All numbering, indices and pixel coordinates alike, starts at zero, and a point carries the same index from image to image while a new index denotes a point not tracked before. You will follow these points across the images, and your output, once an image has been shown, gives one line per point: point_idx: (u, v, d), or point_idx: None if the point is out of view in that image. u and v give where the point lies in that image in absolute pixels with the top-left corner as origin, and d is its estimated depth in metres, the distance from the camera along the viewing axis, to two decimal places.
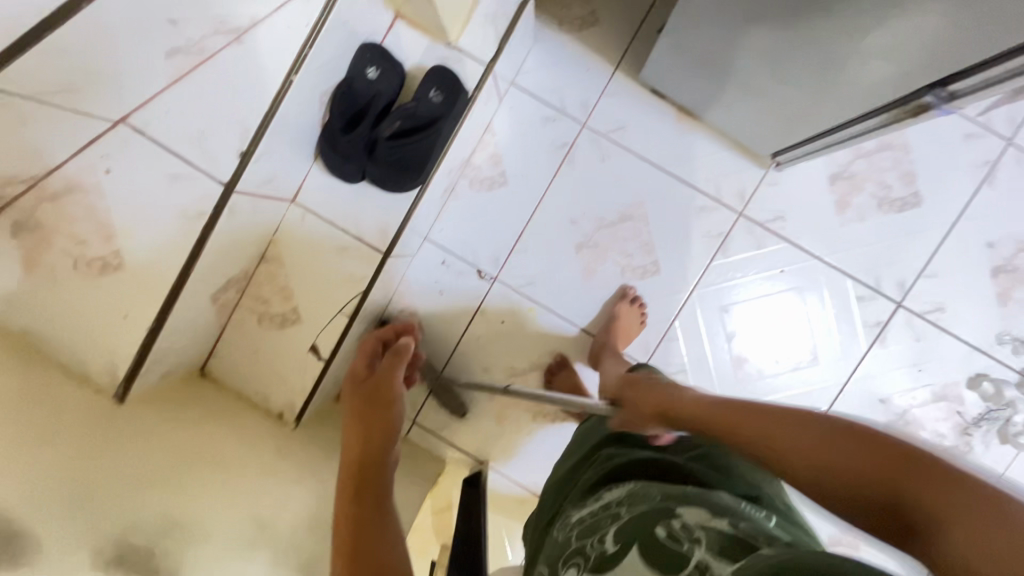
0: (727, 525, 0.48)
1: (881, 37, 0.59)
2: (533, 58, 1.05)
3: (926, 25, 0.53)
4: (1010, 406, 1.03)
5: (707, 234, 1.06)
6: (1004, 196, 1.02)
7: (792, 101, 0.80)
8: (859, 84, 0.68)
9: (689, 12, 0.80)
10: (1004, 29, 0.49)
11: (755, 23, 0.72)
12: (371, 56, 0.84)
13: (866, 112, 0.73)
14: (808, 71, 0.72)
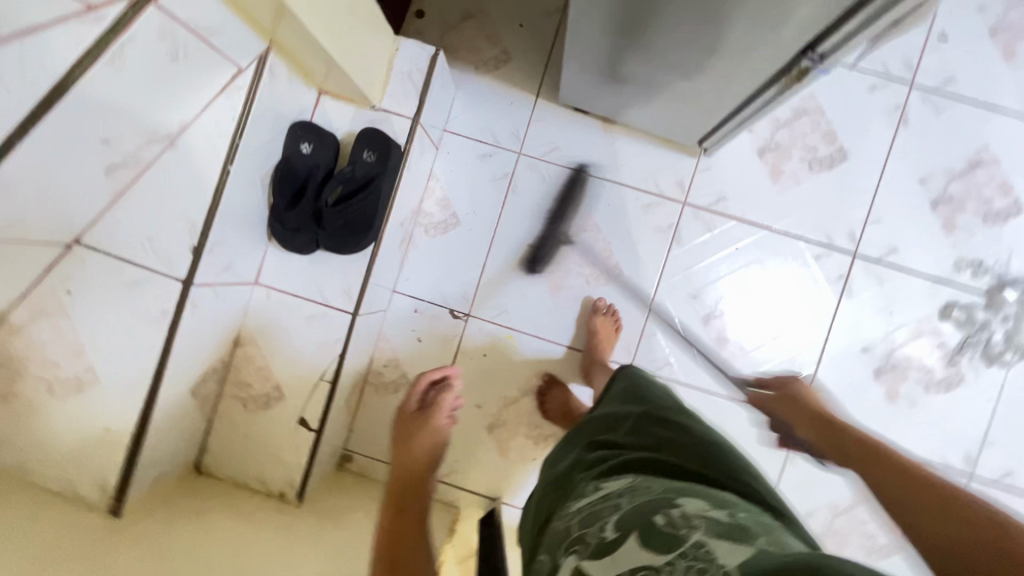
0: (725, 517, 0.51)
1: (744, 28, 0.65)
2: (458, 104, 1.12)
3: (777, 9, 0.59)
4: (985, 327, 1.06)
5: (658, 228, 1.10)
6: (922, 133, 1.07)
7: (694, 92, 0.86)
8: (743, 66, 0.74)
9: (575, 45, 0.87)
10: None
11: (633, 46, 0.78)
12: (302, 133, 0.88)
13: (760, 86, 0.79)
14: (695, 68, 0.78)
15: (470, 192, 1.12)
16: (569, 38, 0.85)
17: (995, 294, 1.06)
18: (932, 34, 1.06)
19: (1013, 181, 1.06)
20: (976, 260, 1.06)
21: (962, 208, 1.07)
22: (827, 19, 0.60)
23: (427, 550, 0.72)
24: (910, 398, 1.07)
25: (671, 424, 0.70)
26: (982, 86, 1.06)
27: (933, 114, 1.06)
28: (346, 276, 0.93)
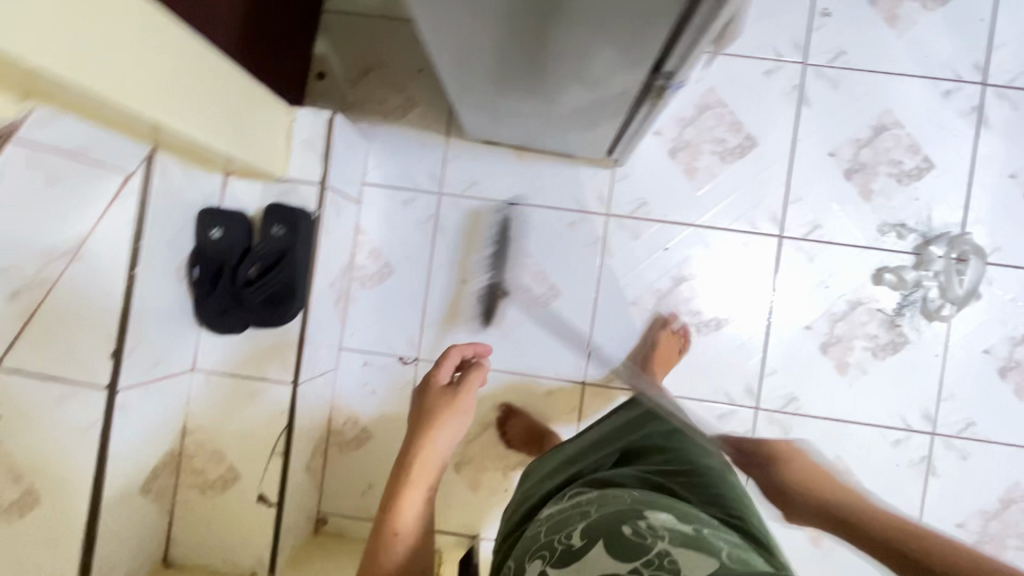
0: (688, 530, 0.57)
1: (584, 70, 0.66)
2: (373, 155, 1.13)
3: (602, 52, 0.60)
4: (919, 286, 1.07)
5: (587, 242, 1.12)
6: (823, 108, 1.09)
7: (575, 116, 0.88)
8: (607, 92, 0.75)
9: (453, 92, 0.88)
10: (647, 39, 0.56)
11: (500, 87, 0.79)
12: (210, 220, 0.89)
13: (631, 104, 0.80)
14: (563, 99, 0.79)
15: (400, 239, 1.13)
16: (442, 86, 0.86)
17: (923, 252, 1.07)
18: (814, 12, 1.08)
19: (919, 140, 1.08)
20: (899, 222, 1.08)
21: (875, 174, 1.08)
22: (656, 56, 0.62)
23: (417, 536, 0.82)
24: (860, 366, 1.09)
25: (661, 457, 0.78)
26: (872, 54, 1.08)
27: (831, 88, 1.09)
28: (280, 348, 0.94)
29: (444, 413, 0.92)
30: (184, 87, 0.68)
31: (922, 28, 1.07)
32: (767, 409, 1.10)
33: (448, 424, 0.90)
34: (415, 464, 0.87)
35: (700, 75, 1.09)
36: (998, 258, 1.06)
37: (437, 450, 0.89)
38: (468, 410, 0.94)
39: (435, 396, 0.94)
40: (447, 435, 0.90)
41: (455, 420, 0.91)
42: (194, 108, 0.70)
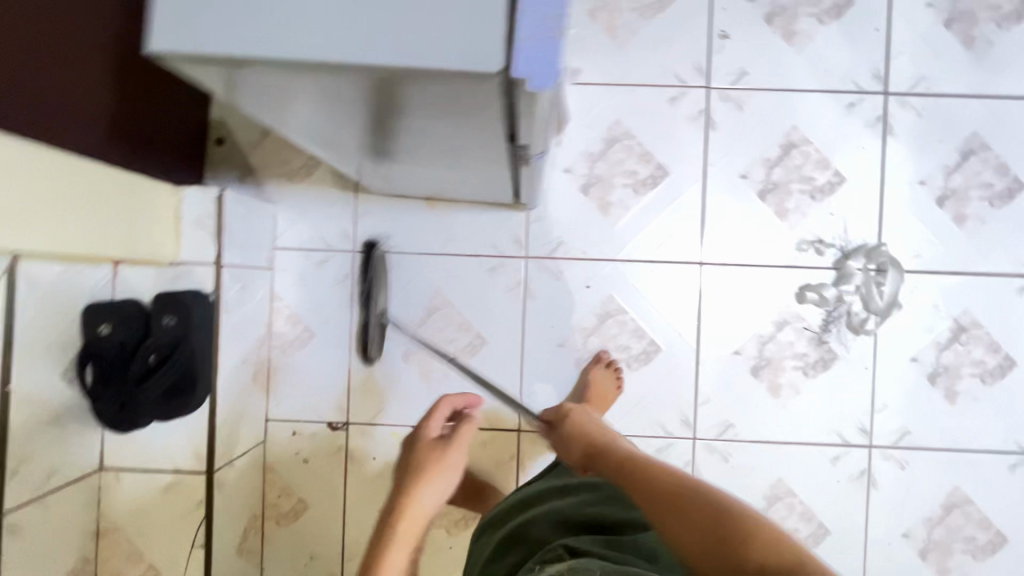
0: None
1: (438, 136, 0.64)
2: (282, 219, 1.10)
3: (450, 126, 0.58)
4: (841, 301, 1.07)
5: (509, 287, 1.10)
6: (731, 131, 1.08)
7: (459, 171, 0.87)
8: (478, 157, 0.74)
9: (334, 151, 0.87)
10: (488, 123, 0.55)
11: (369, 143, 0.76)
12: (98, 314, 0.83)
13: (509, 166, 0.80)
14: (435, 156, 0.78)
15: (318, 301, 1.10)
16: (316, 146, 0.84)
17: (842, 267, 1.07)
18: (713, 35, 1.07)
19: (828, 155, 1.08)
20: (816, 239, 1.08)
21: (789, 192, 1.08)
22: (504, 138, 0.61)
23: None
24: (793, 386, 1.08)
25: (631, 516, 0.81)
26: (774, 73, 1.08)
27: (736, 110, 1.08)
28: (191, 437, 0.92)
29: (430, 474, 0.89)
30: (39, 204, 0.67)
31: (820, 43, 1.07)
32: (704, 438, 1.09)
33: (435, 485, 0.88)
34: (400, 527, 0.82)
35: (605, 109, 1.08)
36: (915, 266, 1.08)
37: (423, 511, 0.86)
38: (460, 460, 0.93)
39: (427, 447, 0.93)
40: (431, 497, 0.87)
41: (441, 481, 0.89)
42: (55, 215, 0.70)
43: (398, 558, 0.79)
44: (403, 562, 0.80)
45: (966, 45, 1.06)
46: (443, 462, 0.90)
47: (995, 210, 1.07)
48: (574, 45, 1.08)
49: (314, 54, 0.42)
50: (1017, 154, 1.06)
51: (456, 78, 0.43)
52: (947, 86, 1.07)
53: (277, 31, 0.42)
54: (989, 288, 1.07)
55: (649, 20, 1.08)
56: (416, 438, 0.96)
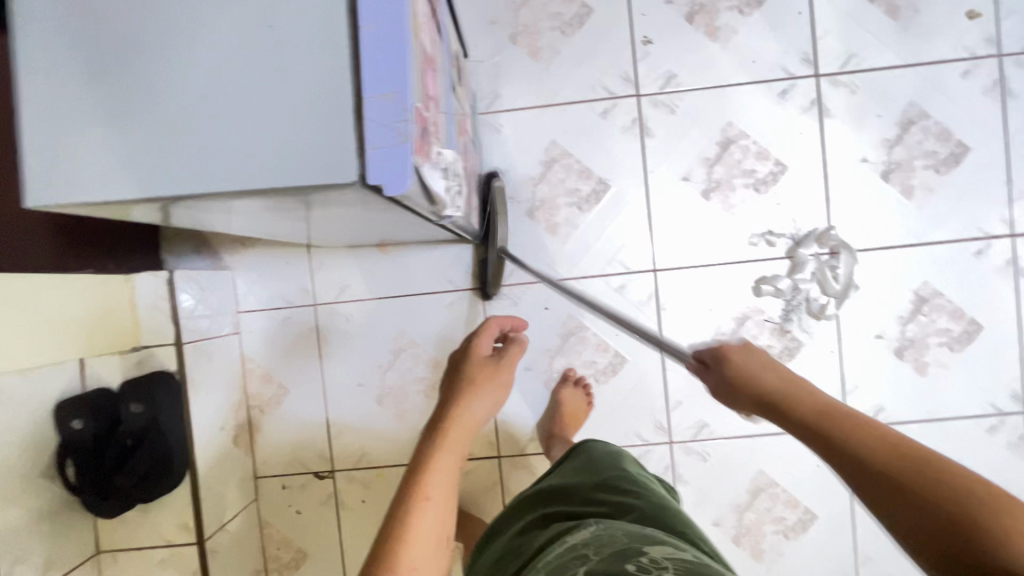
0: (687, 557, 0.58)
1: (342, 214, 0.64)
2: (241, 283, 1.13)
3: (339, 209, 0.59)
4: (799, 289, 1.07)
5: (469, 319, 1.11)
6: (666, 135, 1.08)
7: (389, 229, 0.88)
8: (403, 223, 0.74)
9: (265, 230, 0.86)
10: (371, 206, 0.55)
11: (287, 225, 0.77)
12: (71, 410, 0.85)
13: (438, 228, 0.80)
14: (359, 223, 0.78)
15: (287, 357, 1.13)
16: (240, 230, 0.83)
17: (795, 256, 1.07)
18: (636, 42, 1.07)
19: (767, 146, 1.07)
20: (766, 231, 1.08)
21: (732, 188, 1.08)
22: (410, 214, 0.61)
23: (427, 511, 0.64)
24: None
25: (626, 489, 0.75)
26: (702, 71, 1.07)
27: (669, 113, 1.08)
28: (177, 511, 0.97)
29: (485, 382, 0.82)
30: None
31: (744, 34, 1.07)
32: (681, 441, 1.10)
33: (492, 388, 0.82)
34: (455, 427, 0.75)
35: (539, 132, 1.09)
36: (868, 244, 1.07)
37: (475, 421, 0.78)
38: (508, 383, 0.84)
39: (474, 367, 0.84)
40: (485, 406, 0.80)
41: (497, 393, 0.82)
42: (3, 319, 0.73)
43: (449, 461, 0.71)
44: (453, 470, 0.71)
45: (891, 15, 1.05)
46: (496, 373, 0.84)
47: (942, 177, 1.06)
48: (500, 72, 1.09)
49: (161, 191, 0.46)
50: (956, 118, 1.05)
51: (306, 192, 0.45)
52: (878, 59, 1.06)
53: (123, 174, 0.46)
54: (947, 255, 1.07)
55: (570, 36, 1.08)
56: (462, 358, 0.87)
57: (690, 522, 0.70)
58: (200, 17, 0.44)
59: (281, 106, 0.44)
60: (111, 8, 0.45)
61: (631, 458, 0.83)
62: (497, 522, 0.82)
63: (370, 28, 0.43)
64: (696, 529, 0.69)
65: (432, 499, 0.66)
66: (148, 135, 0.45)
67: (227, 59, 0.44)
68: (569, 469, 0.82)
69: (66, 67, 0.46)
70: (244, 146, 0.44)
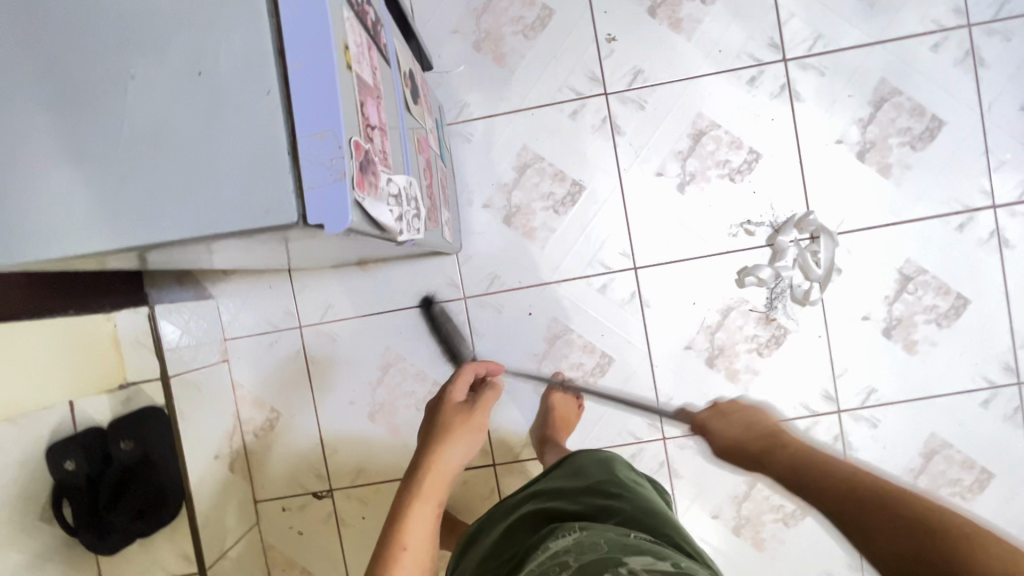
0: (668, 567, 0.57)
1: (297, 244, 0.65)
2: (226, 311, 1.13)
3: (291, 241, 0.59)
4: (783, 276, 1.06)
5: (454, 330, 1.11)
6: (637, 131, 1.07)
7: (353, 252, 0.88)
8: (368, 246, 0.74)
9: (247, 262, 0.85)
10: (318, 237, 0.55)
11: (256, 257, 0.78)
12: (63, 450, 0.86)
13: (406, 246, 0.80)
14: (325, 250, 0.78)
15: (277, 382, 1.14)
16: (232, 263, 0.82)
17: (775, 243, 1.06)
18: (600, 40, 1.06)
19: (739, 134, 1.06)
20: (744, 220, 1.07)
21: (707, 179, 1.07)
22: (366, 241, 0.61)
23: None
24: (750, 369, 1.09)
25: (613, 498, 0.73)
26: (668, 64, 1.06)
27: (639, 109, 1.07)
28: (177, 544, 0.98)
29: (459, 429, 0.82)
30: None
31: (708, 24, 1.06)
32: (674, 436, 1.10)
33: (467, 433, 0.82)
34: (432, 484, 0.78)
35: (509, 139, 1.09)
36: (849, 226, 1.07)
37: (451, 469, 0.80)
38: (481, 430, 0.84)
39: (447, 415, 0.83)
40: (460, 454, 0.81)
41: (473, 439, 0.83)
42: None
43: (425, 516, 0.75)
44: (430, 521, 0.76)
45: None
46: (471, 420, 0.83)
47: (919, 153, 1.05)
48: (466, 81, 1.08)
49: (98, 247, 0.46)
50: (929, 92, 1.04)
51: (247, 233, 0.46)
52: (846, 38, 1.05)
53: (62, 230, 0.46)
54: (929, 231, 1.06)
55: (533, 39, 1.07)
56: (437, 402, 0.86)
57: (676, 531, 0.69)
58: (129, 69, 0.45)
59: (215, 151, 0.44)
60: (44, 67, 0.46)
61: (623, 466, 0.82)
62: (483, 528, 0.81)
63: (299, 68, 0.44)
64: (682, 538, 0.68)
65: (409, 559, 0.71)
66: (82, 192, 0.46)
67: (158, 107, 0.44)
68: (559, 477, 0.81)
69: (3, 127, 0.46)
70: (175, 196, 0.45)
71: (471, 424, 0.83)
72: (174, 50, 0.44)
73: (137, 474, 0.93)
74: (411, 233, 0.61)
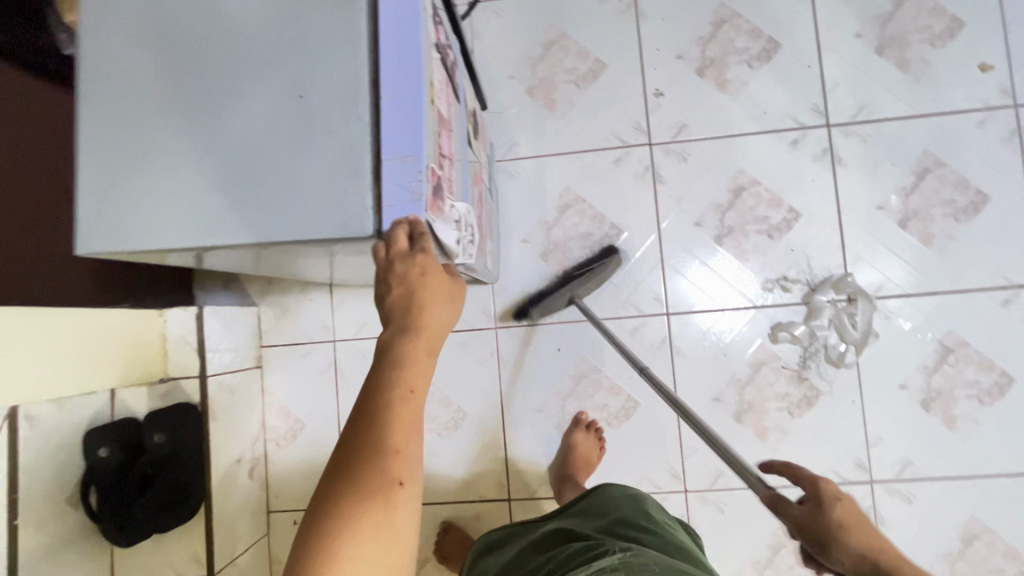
0: None
1: (348, 260, 0.69)
2: (266, 319, 1.18)
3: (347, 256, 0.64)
4: (817, 336, 1.06)
5: (482, 359, 1.12)
6: (678, 183, 1.11)
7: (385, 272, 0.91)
8: None
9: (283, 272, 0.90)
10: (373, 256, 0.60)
11: (300, 270, 0.82)
12: (99, 438, 0.89)
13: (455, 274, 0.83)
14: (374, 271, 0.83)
15: (304, 395, 1.16)
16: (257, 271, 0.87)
17: (811, 302, 1.06)
18: (648, 94, 1.12)
19: (779, 192, 1.08)
20: (780, 276, 1.08)
21: (745, 234, 1.09)
22: None
23: (371, 499, 0.45)
24: (779, 428, 1.06)
25: (638, 528, 0.73)
26: (713, 120, 1.10)
27: (681, 161, 1.11)
28: (190, 544, 0.99)
29: (433, 296, 0.51)
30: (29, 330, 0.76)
31: (754, 86, 1.10)
32: (696, 490, 1.07)
33: (443, 298, 0.52)
34: (415, 395, 0.48)
35: (554, 179, 1.13)
36: (887, 291, 1.06)
37: (428, 358, 0.50)
38: (452, 303, 0.53)
39: (410, 280, 0.50)
40: (443, 320, 0.52)
41: (452, 308, 0.53)
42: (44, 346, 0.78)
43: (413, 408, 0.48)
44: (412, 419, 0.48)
45: (902, 68, 1.08)
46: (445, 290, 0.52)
47: (962, 225, 1.05)
48: (517, 123, 1.14)
49: (186, 242, 0.51)
50: (974, 167, 1.05)
51: (324, 242, 0.50)
52: (891, 109, 1.07)
53: (154, 226, 0.51)
54: (971, 304, 1.04)
55: (584, 89, 1.13)
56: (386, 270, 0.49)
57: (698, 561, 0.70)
58: (240, 90, 0.50)
59: (306, 166, 0.49)
60: (164, 84, 0.51)
61: (651, 504, 0.80)
62: (500, 539, 0.83)
63: (390, 99, 0.49)
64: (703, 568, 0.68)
65: (415, 478, 0.47)
66: (182, 193, 0.51)
67: (263, 122, 0.50)
68: (588, 505, 0.79)
69: (116, 131, 0.52)
70: (266, 204, 0.50)
71: (441, 290, 0.51)
72: (282, 75, 0.50)
73: (160, 470, 0.93)
74: (464, 259, 0.64)
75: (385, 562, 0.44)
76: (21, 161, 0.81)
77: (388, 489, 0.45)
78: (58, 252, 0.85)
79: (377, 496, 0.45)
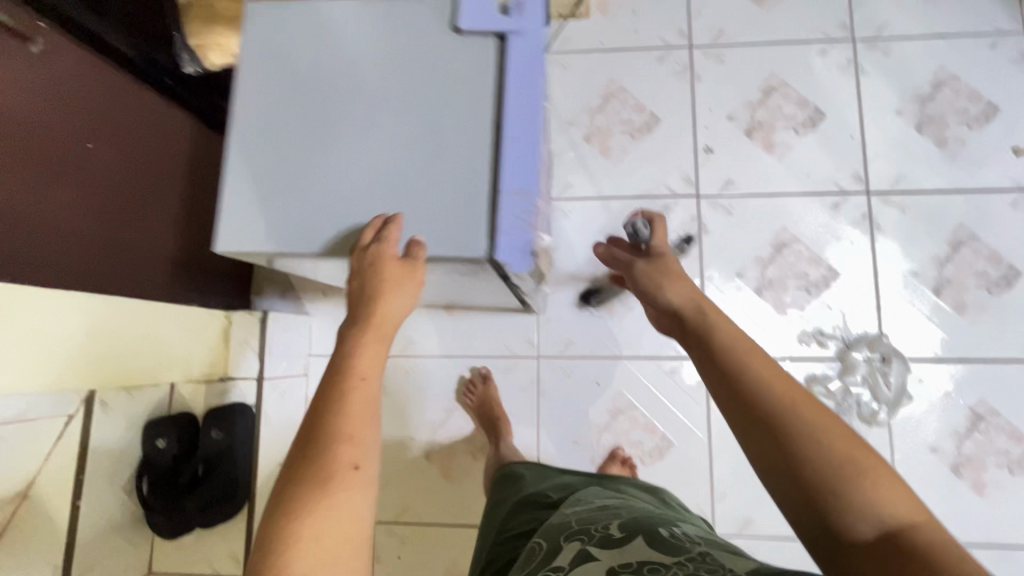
0: (711, 539, 0.64)
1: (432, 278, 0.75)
2: (317, 330, 1.23)
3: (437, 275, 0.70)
4: (851, 393, 1.09)
5: (522, 386, 1.16)
6: (722, 234, 1.16)
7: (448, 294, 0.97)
8: (488, 293, 0.85)
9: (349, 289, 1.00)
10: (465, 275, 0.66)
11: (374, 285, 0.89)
12: (159, 429, 0.92)
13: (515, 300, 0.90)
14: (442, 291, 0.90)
15: None
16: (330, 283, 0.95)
17: (846, 358, 1.10)
18: (698, 150, 1.19)
19: (819, 252, 1.14)
20: (817, 331, 1.12)
21: (785, 287, 1.14)
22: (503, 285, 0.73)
23: (322, 484, 0.45)
24: None
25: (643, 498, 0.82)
26: (758, 178, 1.17)
27: (726, 214, 1.17)
28: None
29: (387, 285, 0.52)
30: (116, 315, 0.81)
31: (799, 150, 1.17)
32: (725, 534, 1.08)
33: (399, 287, 0.52)
34: (365, 381, 0.49)
35: (604, 220, 1.19)
36: (920, 355, 1.09)
37: (379, 345, 0.51)
38: (410, 291, 0.53)
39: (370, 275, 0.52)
40: (397, 308, 0.52)
41: (406, 293, 0.53)
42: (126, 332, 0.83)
43: (363, 394, 0.49)
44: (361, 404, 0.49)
45: (940, 145, 1.15)
46: (403, 279, 0.53)
47: (995, 297, 1.09)
48: (573, 166, 1.22)
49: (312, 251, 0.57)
50: (1006, 243, 1.10)
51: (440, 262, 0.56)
52: (928, 182, 1.14)
53: (285, 235, 0.57)
54: (1003, 373, 1.07)
55: (639, 139, 1.21)
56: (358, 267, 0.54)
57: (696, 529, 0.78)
58: (374, 121, 0.57)
59: (432, 193, 0.56)
60: (304, 111, 0.58)
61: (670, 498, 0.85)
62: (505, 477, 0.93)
63: (512, 140, 0.55)
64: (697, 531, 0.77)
65: (371, 462, 0.47)
66: (313, 207, 0.57)
67: (392, 151, 0.56)
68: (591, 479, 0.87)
69: (259, 150, 0.58)
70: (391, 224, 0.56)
71: (397, 280, 0.53)
72: (415, 109, 0.56)
73: (215, 465, 0.99)
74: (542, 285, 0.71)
75: (337, 552, 0.44)
76: (126, 162, 0.86)
77: (336, 475, 0.45)
78: (147, 247, 0.90)
79: (331, 481, 0.45)
